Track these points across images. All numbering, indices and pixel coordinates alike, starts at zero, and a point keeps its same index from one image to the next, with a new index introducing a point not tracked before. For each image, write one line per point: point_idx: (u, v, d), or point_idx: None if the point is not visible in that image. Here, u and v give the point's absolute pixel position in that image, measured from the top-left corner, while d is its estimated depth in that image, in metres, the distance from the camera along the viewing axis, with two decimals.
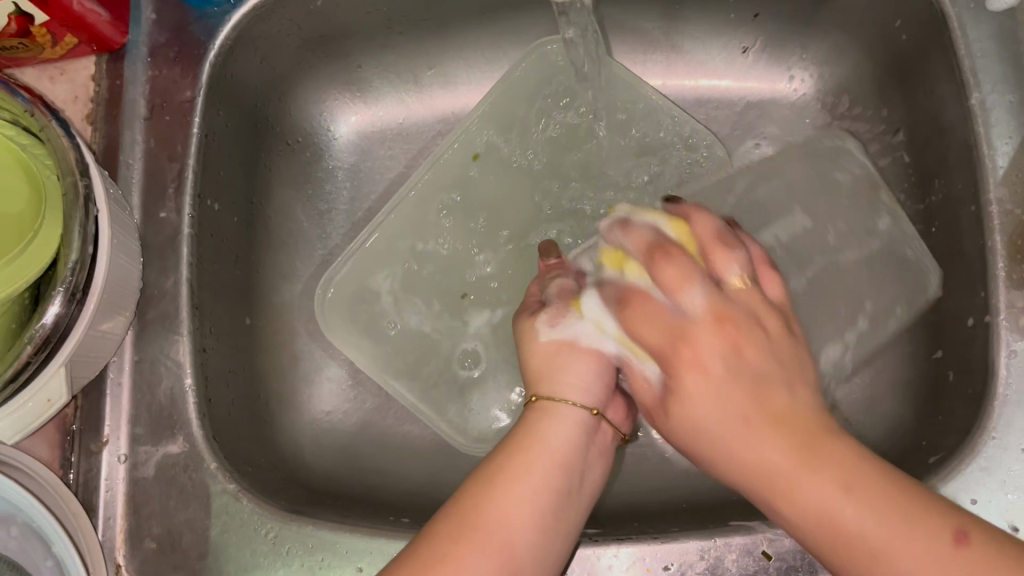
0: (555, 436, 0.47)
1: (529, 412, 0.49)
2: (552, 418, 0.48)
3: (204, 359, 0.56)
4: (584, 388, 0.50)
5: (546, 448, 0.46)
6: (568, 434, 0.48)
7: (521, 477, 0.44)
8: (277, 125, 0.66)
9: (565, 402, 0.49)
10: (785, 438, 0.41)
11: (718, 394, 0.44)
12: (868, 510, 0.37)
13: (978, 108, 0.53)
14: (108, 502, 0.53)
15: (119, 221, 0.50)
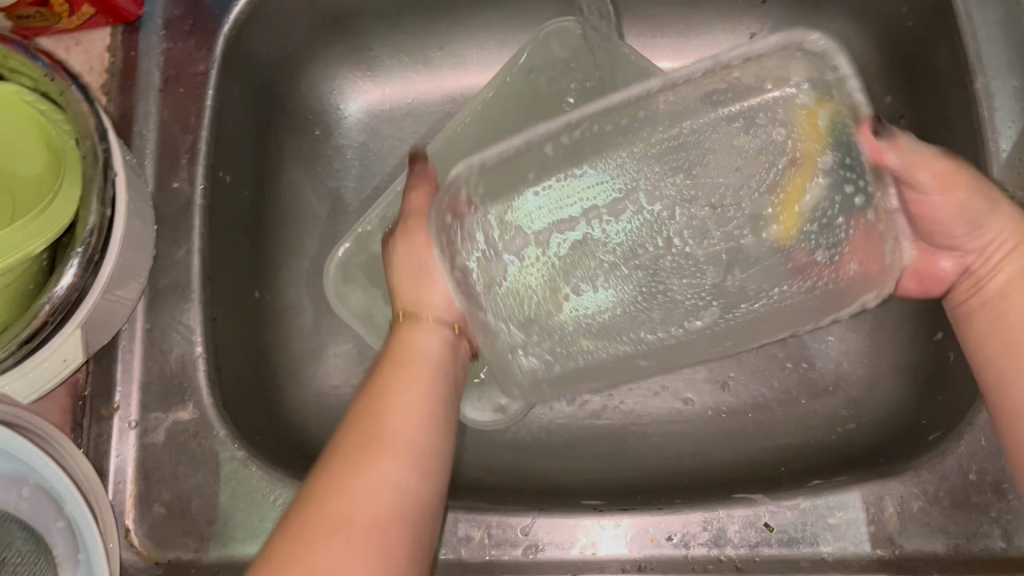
0: (427, 346, 0.50)
1: (402, 327, 0.52)
2: (422, 331, 0.51)
3: (214, 328, 0.57)
4: (445, 304, 0.53)
5: (414, 363, 0.47)
6: (435, 350, 0.50)
7: (395, 388, 0.44)
8: (288, 101, 0.67)
9: (429, 318, 0.52)
10: None
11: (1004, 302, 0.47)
12: None
13: (983, 92, 0.54)
14: (118, 466, 0.54)
15: (135, 188, 0.51)
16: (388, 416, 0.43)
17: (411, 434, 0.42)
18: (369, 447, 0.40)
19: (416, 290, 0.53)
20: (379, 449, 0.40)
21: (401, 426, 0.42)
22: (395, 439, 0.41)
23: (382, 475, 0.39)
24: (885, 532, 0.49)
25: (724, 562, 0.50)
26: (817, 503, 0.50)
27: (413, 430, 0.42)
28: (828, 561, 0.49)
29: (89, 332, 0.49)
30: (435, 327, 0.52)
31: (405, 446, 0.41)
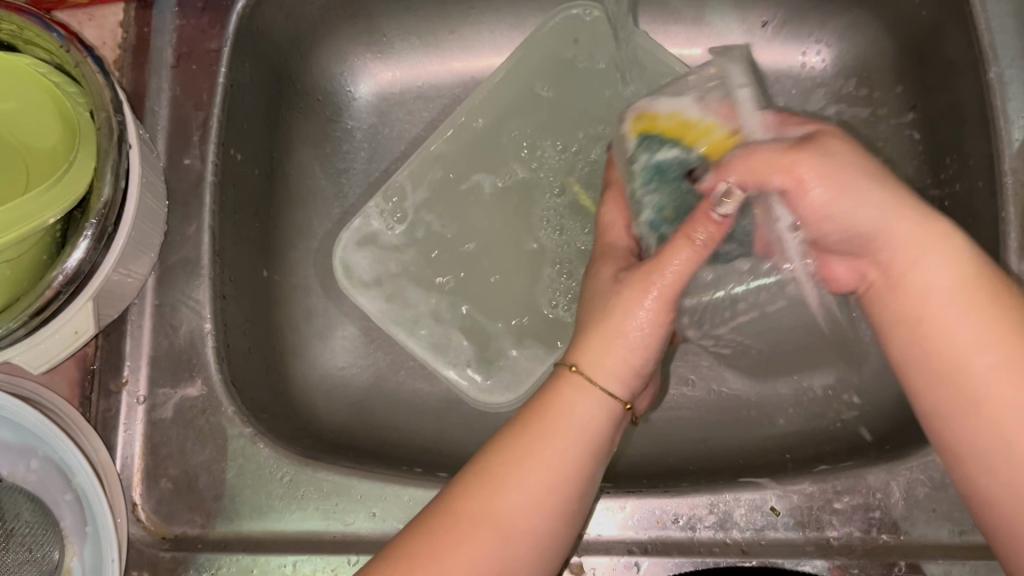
0: (582, 417, 0.44)
1: (563, 381, 0.46)
2: (580, 396, 0.45)
3: (223, 306, 0.57)
4: (622, 374, 0.46)
5: (571, 441, 0.43)
6: (591, 423, 0.44)
7: (522, 462, 0.42)
8: (299, 81, 0.67)
9: (598, 385, 0.45)
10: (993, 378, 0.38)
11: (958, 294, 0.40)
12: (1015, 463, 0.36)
13: (995, 82, 0.54)
14: (126, 441, 0.54)
15: (148, 162, 0.51)
16: (501, 480, 0.42)
17: (529, 502, 0.41)
18: (487, 498, 0.41)
19: (593, 348, 0.46)
20: (494, 504, 0.41)
21: (525, 488, 0.41)
22: (507, 513, 0.41)
23: (488, 532, 0.40)
24: (891, 517, 0.50)
25: (730, 544, 0.50)
26: (823, 488, 0.51)
27: (530, 505, 0.41)
28: (834, 545, 0.49)
29: (101, 304, 0.49)
30: (601, 398, 0.45)
31: (516, 509, 0.41)
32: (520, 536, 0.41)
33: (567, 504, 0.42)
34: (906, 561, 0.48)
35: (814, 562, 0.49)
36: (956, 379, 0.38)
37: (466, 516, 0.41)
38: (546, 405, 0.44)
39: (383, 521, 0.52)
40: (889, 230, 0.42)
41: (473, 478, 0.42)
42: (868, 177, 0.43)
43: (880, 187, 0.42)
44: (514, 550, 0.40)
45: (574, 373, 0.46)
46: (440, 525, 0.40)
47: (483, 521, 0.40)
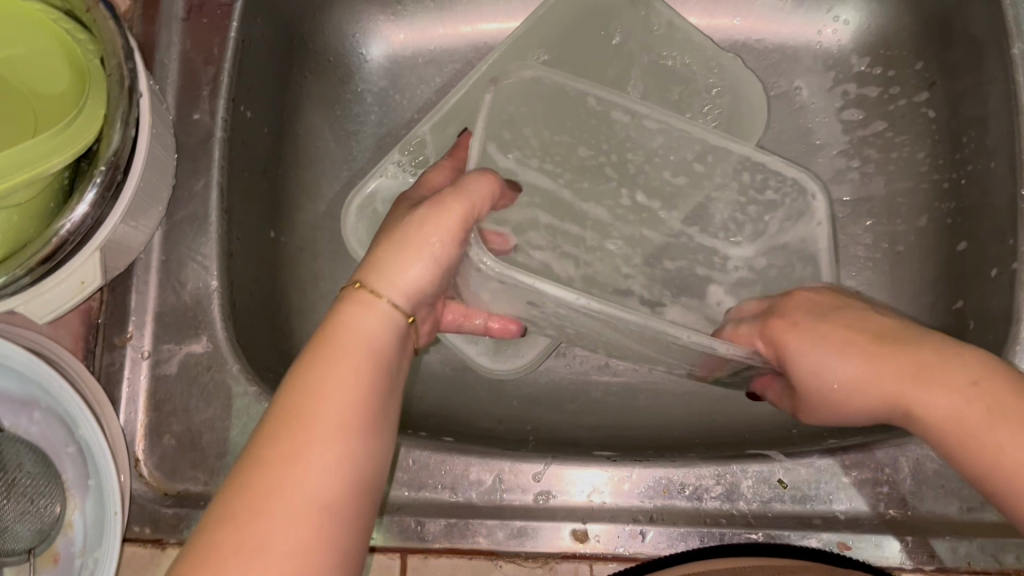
0: (367, 330, 0.40)
1: (345, 297, 0.42)
2: (363, 312, 0.41)
3: (230, 264, 0.56)
4: (405, 292, 0.43)
5: (355, 351, 0.38)
6: (381, 328, 0.40)
7: (311, 392, 0.35)
8: (311, 41, 0.66)
9: (384, 299, 0.42)
10: (908, 368, 0.41)
11: (875, 374, 0.42)
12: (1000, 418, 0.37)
13: (1019, 58, 0.53)
14: (130, 397, 0.53)
15: (158, 114, 0.50)
16: (298, 420, 0.34)
17: (331, 418, 0.35)
18: (291, 458, 0.33)
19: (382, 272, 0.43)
20: (299, 431, 0.34)
21: (333, 407, 0.35)
22: (325, 427, 0.34)
23: (307, 478, 0.32)
24: (900, 492, 0.49)
25: (736, 516, 0.49)
26: (831, 462, 0.50)
27: (336, 424, 0.34)
28: (842, 519, 0.49)
29: (107, 256, 0.48)
30: (388, 314, 0.41)
31: (315, 434, 0.34)
32: (335, 470, 0.33)
33: (373, 417, 0.36)
34: (915, 537, 0.48)
35: (821, 536, 0.48)
36: (969, 465, 0.38)
37: (269, 465, 0.33)
38: (333, 322, 0.40)
39: None
40: (847, 373, 0.44)
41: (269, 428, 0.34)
42: (837, 327, 0.46)
43: (842, 335, 0.45)
44: (339, 477, 0.33)
45: (355, 292, 0.42)
46: (241, 472, 0.33)
47: (299, 460, 0.33)
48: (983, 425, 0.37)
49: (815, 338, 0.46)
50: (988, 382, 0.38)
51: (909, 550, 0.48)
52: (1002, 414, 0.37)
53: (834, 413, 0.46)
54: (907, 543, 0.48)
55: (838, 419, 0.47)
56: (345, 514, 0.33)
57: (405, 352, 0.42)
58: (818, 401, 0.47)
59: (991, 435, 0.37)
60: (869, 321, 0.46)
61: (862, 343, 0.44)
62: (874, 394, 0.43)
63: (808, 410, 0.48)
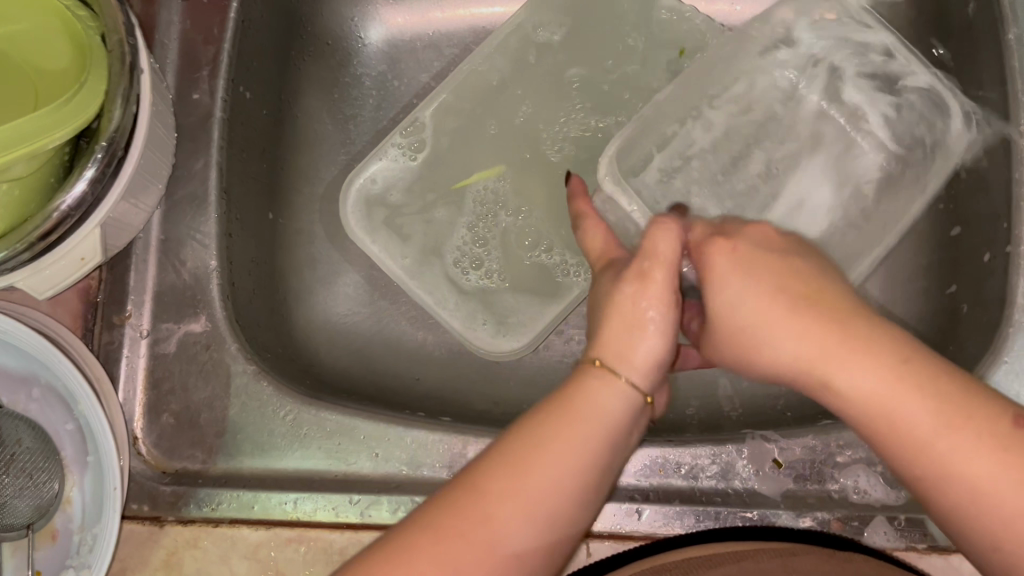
0: (609, 406, 0.39)
1: (585, 375, 0.41)
2: (606, 392, 0.40)
3: (229, 244, 0.56)
4: (653, 367, 0.41)
5: (588, 417, 0.39)
6: (620, 407, 0.40)
7: (536, 447, 0.37)
8: (309, 23, 0.66)
9: (621, 378, 0.40)
10: (837, 333, 0.38)
11: (799, 325, 0.39)
12: (970, 437, 0.34)
13: (1015, 43, 0.54)
14: (128, 375, 0.54)
15: (158, 92, 0.50)
16: (518, 470, 0.36)
17: (519, 539, 0.34)
18: (514, 483, 0.35)
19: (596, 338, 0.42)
20: (511, 494, 0.35)
21: (515, 521, 0.34)
22: (488, 539, 0.34)
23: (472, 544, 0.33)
24: (893, 471, 0.50)
25: (731, 495, 0.50)
26: (823, 442, 0.51)
27: (549, 491, 0.36)
28: (835, 498, 0.50)
29: (107, 233, 0.48)
30: (627, 391, 0.40)
31: (530, 490, 0.35)
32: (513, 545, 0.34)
33: (575, 505, 0.36)
34: (907, 515, 0.48)
35: (815, 514, 0.49)
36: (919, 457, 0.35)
37: (443, 516, 0.34)
38: (570, 401, 0.39)
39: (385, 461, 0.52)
40: (760, 317, 0.40)
41: (459, 492, 0.35)
42: (769, 259, 0.42)
43: (776, 282, 0.41)
44: (537, 534, 0.35)
45: (592, 368, 0.41)
46: (434, 505, 0.35)
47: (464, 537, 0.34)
48: (958, 434, 0.35)
49: (743, 276, 0.42)
50: (958, 393, 0.36)
51: (902, 528, 0.48)
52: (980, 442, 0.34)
53: (748, 360, 0.42)
54: (899, 520, 0.48)
55: (758, 371, 0.42)
56: (534, 562, 0.35)
57: (636, 431, 0.41)
58: (728, 347, 0.43)
59: (951, 448, 0.35)
60: (791, 267, 0.42)
61: (799, 309, 0.39)
62: (800, 369, 0.39)
63: (716, 345, 0.45)
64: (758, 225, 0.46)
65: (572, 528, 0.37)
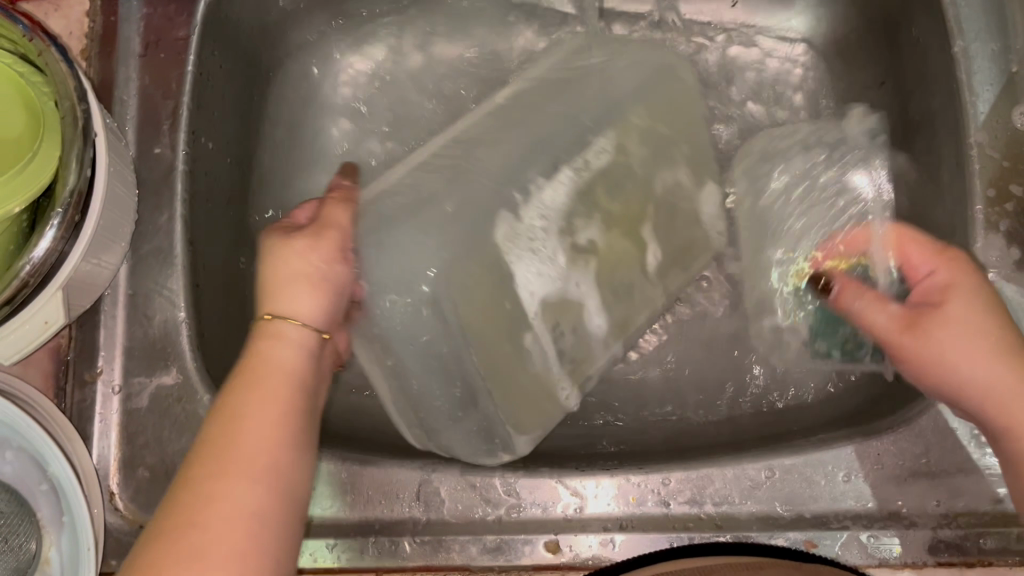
0: (277, 355, 0.45)
1: (253, 337, 0.46)
2: (276, 344, 0.45)
3: (198, 294, 0.57)
4: (316, 310, 0.48)
5: (274, 367, 0.44)
6: (294, 355, 0.46)
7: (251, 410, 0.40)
8: (271, 69, 0.66)
9: (292, 323, 0.47)
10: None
11: (987, 358, 0.47)
12: None
13: (960, 56, 0.54)
14: (102, 432, 0.54)
15: (116, 150, 0.51)
16: (233, 419, 0.40)
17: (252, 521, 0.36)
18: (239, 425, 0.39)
19: (274, 296, 0.48)
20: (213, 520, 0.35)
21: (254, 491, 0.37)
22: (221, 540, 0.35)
23: (239, 493, 0.36)
24: (865, 486, 0.50)
25: (704, 519, 0.50)
26: (797, 461, 0.51)
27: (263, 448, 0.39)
28: (808, 517, 0.50)
29: (71, 294, 0.48)
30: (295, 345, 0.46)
31: (267, 464, 0.39)
32: (292, 485, 0.39)
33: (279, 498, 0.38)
34: (878, 531, 0.49)
35: (788, 535, 0.49)
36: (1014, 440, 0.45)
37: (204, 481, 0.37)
38: (254, 363, 0.44)
39: (361, 503, 0.52)
40: (990, 380, 0.47)
41: (216, 430, 0.39)
42: (985, 306, 0.49)
43: (984, 341, 0.48)
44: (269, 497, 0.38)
45: (266, 326, 0.47)
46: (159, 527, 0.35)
47: (230, 473, 0.37)
48: None
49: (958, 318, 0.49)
50: None
51: (872, 543, 0.49)
52: None
53: (937, 363, 0.49)
54: (870, 537, 0.49)
55: (941, 383, 0.49)
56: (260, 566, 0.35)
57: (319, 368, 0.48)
58: (917, 345, 0.50)
59: None
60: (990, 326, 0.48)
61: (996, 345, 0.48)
62: (984, 378, 0.47)
63: (916, 339, 0.50)
64: (971, 287, 0.49)
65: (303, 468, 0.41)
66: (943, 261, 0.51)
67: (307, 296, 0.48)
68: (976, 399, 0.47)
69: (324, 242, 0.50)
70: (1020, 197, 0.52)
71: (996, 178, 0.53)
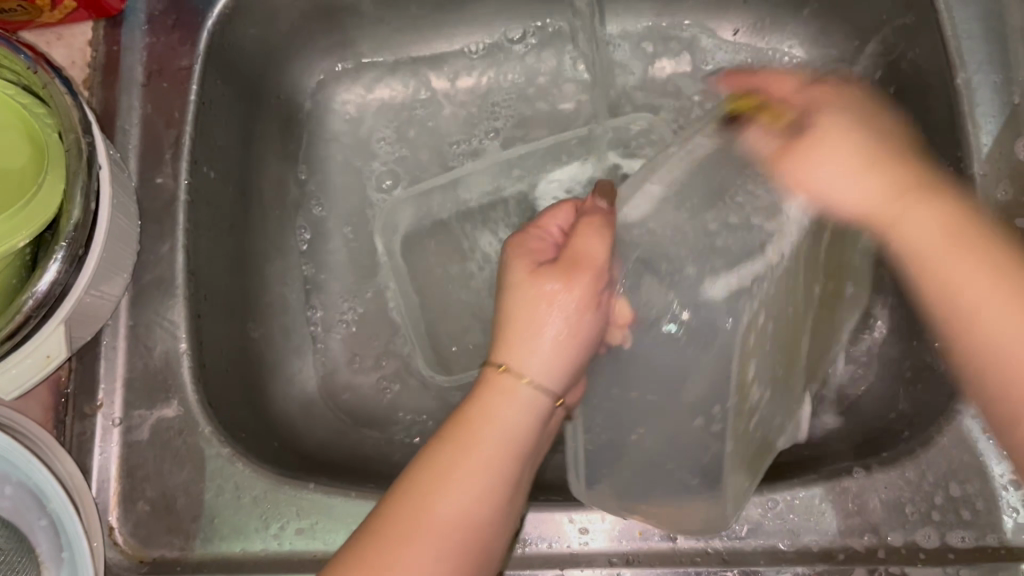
0: (507, 424, 0.45)
1: (485, 379, 0.46)
2: (505, 401, 0.46)
3: (199, 324, 0.56)
4: (550, 371, 0.47)
5: (496, 423, 0.45)
6: (523, 417, 0.46)
7: (465, 445, 0.44)
8: (273, 97, 0.66)
9: (523, 381, 0.46)
10: (941, 216, 0.46)
11: (855, 179, 0.49)
12: (977, 259, 0.43)
13: (963, 88, 0.54)
14: (102, 465, 0.53)
15: (119, 182, 0.51)
16: (464, 445, 0.44)
17: (464, 506, 0.42)
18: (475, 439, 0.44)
19: (514, 343, 0.47)
20: (434, 518, 0.41)
21: (461, 493, 0.42)
22: None
23: (430, 537, 0.41)
24: (871, 521, 0.50)
25: (710, 554, 0.50)
26: (805, 494, 0.50)
27: (490, 457, 0.44)
28: (815, 551, 0.50)
29: (72, 328, 0.48)
30: (522, 401, 0.46)
31: (511, 489, 0.44)
32: (461, 528, 0.42)
33: (501, 513, 0.44)
34: (886, 567, 0.49)
35: (795, 569, 0.49)
36: (1003, 412, 0.41)
37: (395, 533, 0.41)
38: (474, 408, 0.45)
39: None
40: (867, 204, 0.48)
41: (446, 462, 0.43)
42: (870, 154, 0.50)
43: (864, 168, 0.49)
44: (482, 515, 0.42)
45: (499, 375, 0.46)
46: (374, 537, 0.41)
47: (413, 540, 0.41)
48: (974, 264, 0.43)
49: (841, 116, 0.51)
50: (997, 250, 0.44)
51: None
52: (979, 262, 0.43)
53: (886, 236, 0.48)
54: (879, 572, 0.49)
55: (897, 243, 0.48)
56: None
57: (547, 427, 0.47)
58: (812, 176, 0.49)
59: (963, 286, 0.43)
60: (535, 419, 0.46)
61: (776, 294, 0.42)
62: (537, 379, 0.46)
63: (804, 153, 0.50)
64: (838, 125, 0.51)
65: (506, 509, 0.44)
66: (843, 121, 0.51)
67: (548, 334, 0.47)
68: (910, 265, 0.46)
69: (557, 271, 0.48)
70: None
71: (1002, 209, 0.52)
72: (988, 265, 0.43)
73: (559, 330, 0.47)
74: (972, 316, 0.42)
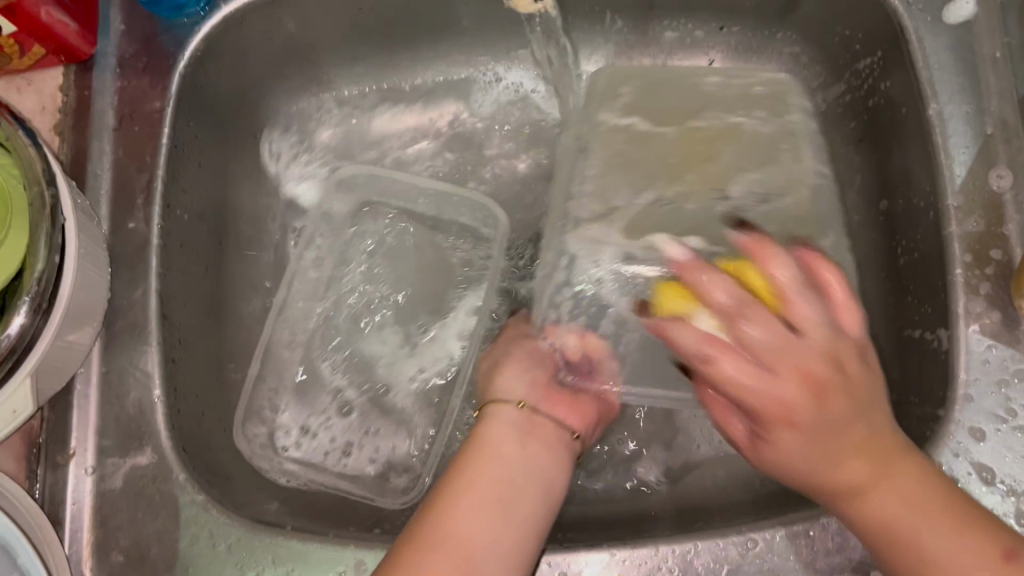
0: (496, 436, 0.48)
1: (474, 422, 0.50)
2: (489, 424, 0.49)
3: (173, 369, 0.56)
4: (518, 389, 0.51)
5: (489, 447, 0.47)
6: (504, 432, 0.48)
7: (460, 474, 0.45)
8: (248, 136, 0.66)
9: (500, 403, 0.50)
10: (803, 383, 0.40)
11: (766, 376, 0.40)
12: (910, 503, 0.41)
13: (935, 118, 0.54)
14: (75, 515, 0.53)
15: (87, 231, 0.50)
16: (465, 486, 0.44)
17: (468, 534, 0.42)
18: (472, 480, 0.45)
19: (492, 386, 0.52)
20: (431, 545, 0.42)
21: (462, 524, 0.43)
22: None
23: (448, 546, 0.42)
24: (853, 560, 0.49)
25: None
26: (786, 533, 0.50)
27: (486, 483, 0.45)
28: None
29: (39, 380, 0.47)
30: (501, 416, 0.49)
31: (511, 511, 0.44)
32: (460, 549, 0.42)
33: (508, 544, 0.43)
34: None
35: None
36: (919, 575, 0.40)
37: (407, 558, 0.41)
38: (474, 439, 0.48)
39: None
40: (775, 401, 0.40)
41: (449, 494, 0.44)
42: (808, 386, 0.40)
43: (795, 368, 0.40)
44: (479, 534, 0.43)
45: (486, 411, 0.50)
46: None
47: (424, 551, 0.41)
48: (921, 521, 0.40)
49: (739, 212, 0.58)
50: (889, 456, 0.42)
51: None
52: (966, 545, 0.39)
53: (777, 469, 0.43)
54: None
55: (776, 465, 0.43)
56: None
57: (541, 443, 0.48)
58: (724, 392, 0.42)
59: (930, 541, 0.40)
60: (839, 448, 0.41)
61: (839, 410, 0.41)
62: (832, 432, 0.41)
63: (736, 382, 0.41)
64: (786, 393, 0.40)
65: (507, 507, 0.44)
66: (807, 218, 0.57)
67: (520, 377, 0.52)
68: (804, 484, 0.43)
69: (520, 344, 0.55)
70: (1000, 260, 0.51)
71: (977, 240, 0.52)
72: (972, 542, 0.40)
73: (523, 375, 0.52)
74: (889, 524, 0.41)
